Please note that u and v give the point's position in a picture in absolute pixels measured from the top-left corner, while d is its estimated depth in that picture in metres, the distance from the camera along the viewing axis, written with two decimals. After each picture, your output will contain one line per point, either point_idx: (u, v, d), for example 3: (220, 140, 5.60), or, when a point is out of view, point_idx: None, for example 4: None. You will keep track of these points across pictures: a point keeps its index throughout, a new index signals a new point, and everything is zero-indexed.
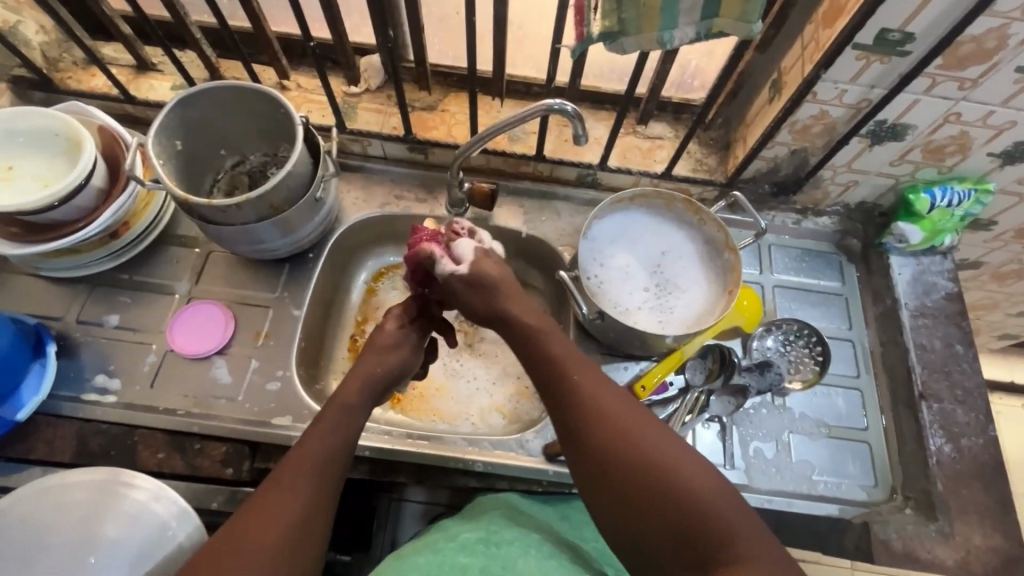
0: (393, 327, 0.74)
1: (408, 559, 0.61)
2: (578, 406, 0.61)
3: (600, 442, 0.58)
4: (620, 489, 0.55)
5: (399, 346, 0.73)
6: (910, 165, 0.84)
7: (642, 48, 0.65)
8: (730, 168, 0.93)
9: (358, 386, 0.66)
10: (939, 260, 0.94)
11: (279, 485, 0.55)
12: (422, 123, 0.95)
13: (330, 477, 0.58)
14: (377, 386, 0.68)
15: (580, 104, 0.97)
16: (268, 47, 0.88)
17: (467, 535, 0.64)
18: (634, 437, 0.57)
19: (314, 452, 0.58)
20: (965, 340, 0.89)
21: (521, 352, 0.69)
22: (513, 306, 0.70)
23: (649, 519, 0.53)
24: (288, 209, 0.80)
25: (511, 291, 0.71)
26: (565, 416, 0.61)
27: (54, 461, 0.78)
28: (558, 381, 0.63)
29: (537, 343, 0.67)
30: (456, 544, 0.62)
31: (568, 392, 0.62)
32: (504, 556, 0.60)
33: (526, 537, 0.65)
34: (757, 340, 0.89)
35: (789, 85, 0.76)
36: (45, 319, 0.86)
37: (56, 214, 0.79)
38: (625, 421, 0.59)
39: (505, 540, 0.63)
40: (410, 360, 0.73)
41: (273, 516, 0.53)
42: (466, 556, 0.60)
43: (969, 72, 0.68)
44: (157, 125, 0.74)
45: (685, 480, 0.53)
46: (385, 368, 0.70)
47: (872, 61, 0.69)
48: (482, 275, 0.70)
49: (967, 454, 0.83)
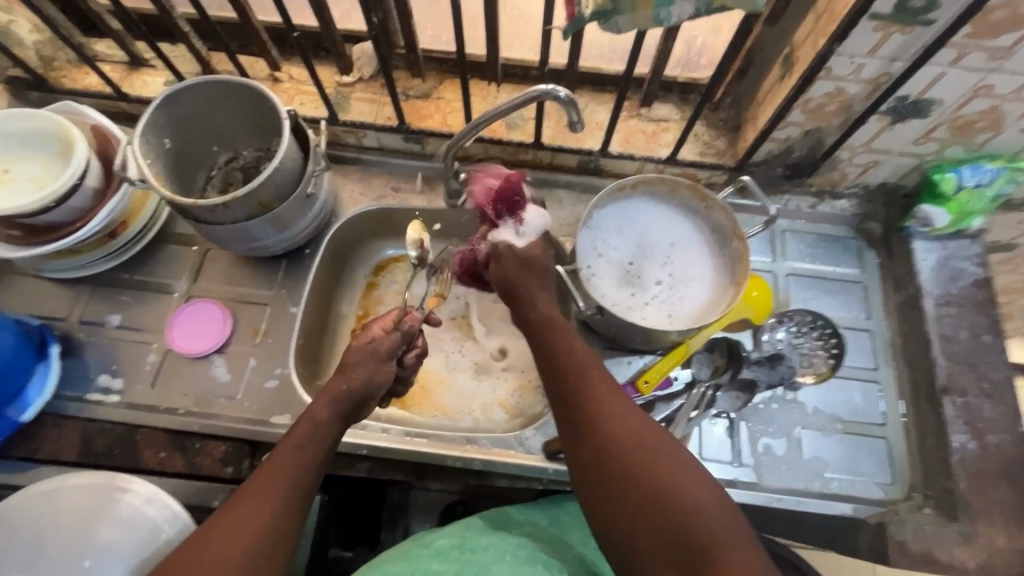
0: (363, 342, 0.70)
1: (382, 566, 0.62)
2: (580, 401, 0.59)
3: (598, 441, 0.56)
4: (613, 489, 0.54)
5: (365, 362, 0.69)
6: (936, 143, 0.78)
7: (639, 27, 0.61)
8: (740, 151, 0.88)
9: (327, 404, 0.65)
10: (968, 244, 0.88)
11: (246, 502, 0.57)
12: (417, 112, 0.92)
13: (297, 496, 0.59)
14: (348, 403, 0.67)
15: (581, 86, 0.92)
16: (257, 38, 0.86)
17: (442, 541, 0.65)
18: (634, 439, 0.55)
19: (284, 471, 0.59)
20: (994, 329, 0.84)
21: (530, 338, 0.67)
22: (535, 293, 0.70)
23: (639, 523, 0.52)
24: (277, 206, 0.78)
25: (540, 279, 0.72)
26: (567, 408, 0.60)
27: (60, 460, 0.79)
28: (563, 373, 0.62)
29: (547, 333, 0.66)
30: (430, 551, 0.63)
31: (571, 386, 0.61)
32: (478, 562, 0.61)
33: (503, 541, 0.65)
34: (767, 332, 0.85)
35: (801, 61, 0.71)
36: (49, 320, 0.87)
37: (52, 216, 0.79)
38: (627, 422, 0.57)
39: (479, 547, 0.64)
40: (378, 377, 0.69)
41: (238, 534, 0.55)
42: (441, 562, 0.62)
43: (1001, 41, 0.62)
44: (143, 124, 0.73)
45: (679, 489, 0.52)
46: (350, 386, 0.67)
47: (891, 32, 0.64)
48: (533, 254, 0.71)
49: (993, 451, 0.78)
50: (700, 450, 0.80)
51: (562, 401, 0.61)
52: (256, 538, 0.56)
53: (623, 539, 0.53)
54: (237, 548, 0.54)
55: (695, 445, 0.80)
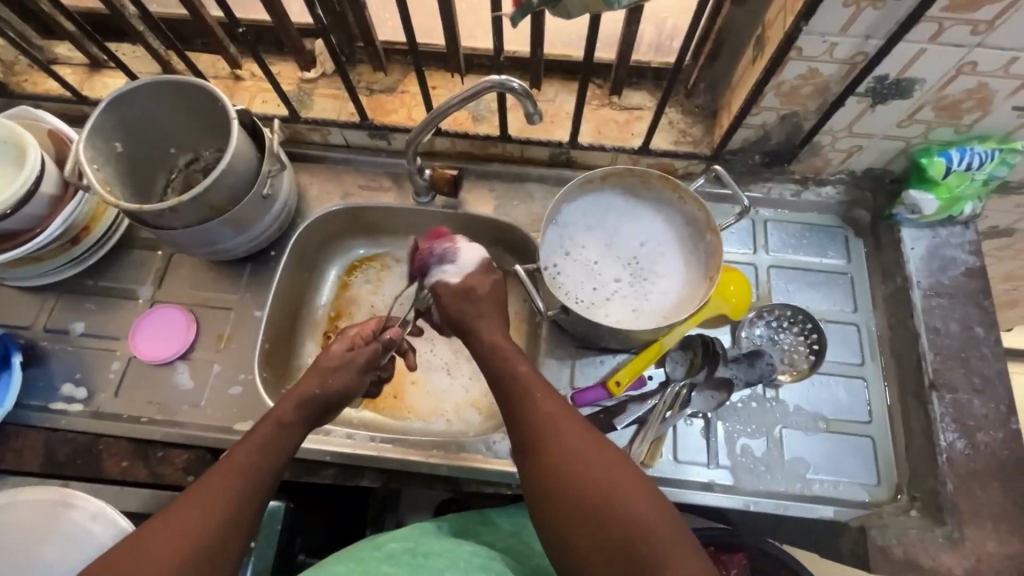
0: (341, 350, 0.70)
1: (330, 568, 0.60)
2: (539, 428, 0.57)
3: (556, 469, 0.55)
4: (571, 520, 0.52)
5: (343, 368, 0.68)
6: (922, 125, 0.74)
7: (590, 11, 0.57)
8: (716, 138, 0.84)
9: (296, 406, 0.64)
10: (960, 231, 0.83)
11: (193, 503, 0.54)
12: (381, 107, 0.89)
13: (251, 495, 0.57)
14: (319, 407, 0.66)
15: (550, 75, 0.88)
16: (212, 35, 0.83)
17: (394, 544, 0.62)
18: (593, 468, 0.54)
19: (243, 470, 0.58)
20: (987, 321, 0.80)
21: (484, 366, 0.65)
22: (485, 325, 0.68)
23: (597, 556, 0.50)
24: (232, 208, 0.76)
25: (486, 313, 0.69)
26: (524, 437, 0.58)
27: (24, 470, 0.78)
28: (520, 405, 0.60)
29: (502, 361, 0.64)
30: (382, 554, 0.61)
31: (528, 416, 0.59)
32: (430, 567, 0.60)
33: (459, 547, 0.63)
34: (746, 328, 0.82)
35: (772, 41, 0.67)
36: (13, 329, 0.86)
37: (7, 225, 0.78)
38: (587, 452, 0.55)
39: (433, 552, 0.62)
40: (355, 387, 0.69)
41: (183, 534, 0.52)
42: (392, 567, 0.59)
43: (983, 14, 0.58)
44: (89, 128, 0.71)
45: (640, 520, 0.50)
46: (324, 390, 0.66)
47: (863, 8, 0.59)
48: (474, 288, 0.69)
49: (983, 450, 0.75)
50: (675, 451, 0.77)
51: (519, 430, 0.59)
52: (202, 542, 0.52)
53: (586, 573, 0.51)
54: (177, 552, 0.51)
55: (671, 445, 0.77)
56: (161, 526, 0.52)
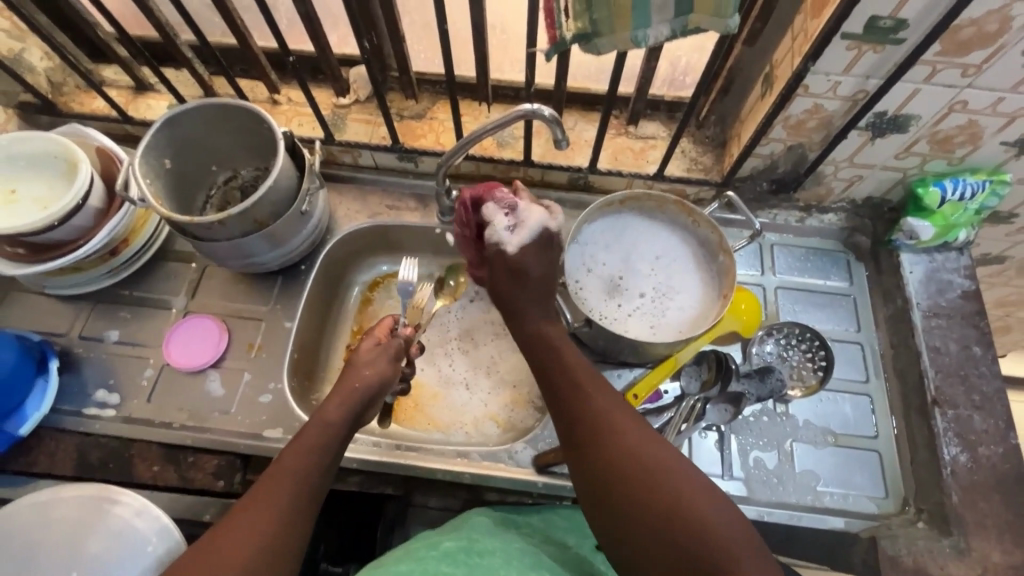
0: (371, 345, 0.77)
1: (390, 567, 0.61)
2: (584, 419, 0.62)
3: (602, 456, 0.58)
4: (618, 506, 0.56)
5: (376, 360, 0.74)
6: (918, 158, 0.80)
7: (618, 48, 0.62)
8: (725, 167, 0.89)
9: (340, 400, 0.68)
10: (955, 256, 0.89)
11: (260, 499, 0.57)
12: (411, 132, 0.94)
13: (297, 510, 0.58)
14: (362, 399, 0.70)
15: (569, 106, 0.95)
16: (256, 63, 0.89)
17: (449, 544, 0.65)
18: (637, 450, 0.57)
19: (287, 481, 0.59)
20: (983, 341, 0.84)
21: (535, 359, 0.70)
22: (532, 312, 0.72)
23: (646, 530, 0.54)
24: (272, 223, 0.80)
25: (535, 291, 0.73)
26: (568, 428, 0.63)
27: (57, 473, 0.80)
28: (563, 399, 0.64)
29: (547, 356, 0.69)
30: (438, 553, 0.63)
31: (571, 410, 0.63)
32: (486, 565, 0.62)
33: (508, 546, 0.67)
34: (756, 345, 0.86)
35: (780, 79, 0.73)
36: (49, 336, 0.88)
37: (54, 235, 0.81)
38: (629, 434, 0.59)
39: (486, 551, 0.64)
40: (389, 376, 0.74)
41: (235, 552, 0.53)
42: (449, 566, 0.61)
43: (972, 58, 0.64)
44: (144, 146, 0.77)
45: (686, 496, 0.53)
46: (363, 383, 0.71)
47: (864, 51, 0.66)
48: (524, 266, 0.71)
49: (984, 464, 0.78)
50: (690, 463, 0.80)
51: (562, 421, 0.64)
52: (252, 559, 0.53)
53: (637, 551, 0.54)
54: (259, 536, 0.54)
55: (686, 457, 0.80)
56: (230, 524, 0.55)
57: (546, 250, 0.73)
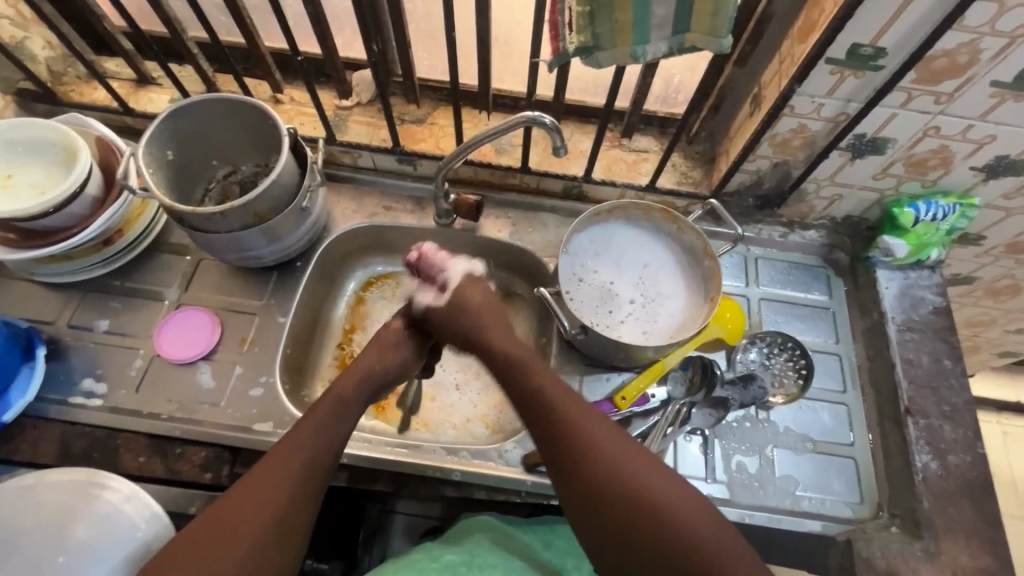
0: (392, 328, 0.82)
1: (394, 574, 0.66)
2: (562, 426, 0.65)
3: (579, 462, 0.62)
4: (593, 508, 0.60)
5: (396, 346, 0.80)
6: (894, 179, 0.84)
7: (617, 63, 0.65)
8: (715, 181, 0.93)
9: (353, 383, 0.73)
10: (928, 274, 0.93)
11: (257, 487, 0.60)
12: (412, 136, 0.97)
13: (292, 500, 0.61)
14: (378, 382, 0.76)
15: (566, 117, 0.98)
16: (261, 63, 0.91)
17: (452, 556, 0.70)
18: (623, 453, 0.62)
19: (285, 474, 0.62)
20: (953, 355, 0.88)
21: (508, 369, 0.72)
22: (493, 332, 0.76)
23: (618, 530, 0.58)
24: (273, 217, 0.81)
25: (491, 317, 0.79)
26: (551, 426, 0.66)
27: (37, 462, 0.79)
28: (547, 401, 0.67)
29: (518, 366, 0.71)
30: (440, 565, 0.68)
31: (552, 411, 0.66)
32: None
33: (508, 562, 0.71)
34: (740, 352, 0.89)
35: (767, 99, 0.77)
36: (37, 323, 0.87)
37: (50, 221, 0.80)
38: (612, 441, 0.63)
39: (487, 564, 0.69)
40: (409, 362, 0.81)
41: (234, 538, 0.57)
42: None
43: (944, 87, 0.69)
44: (148, 136, 0.78)
45: (657, 500, 0.58)
46: (383, 368, 0.77)
47: (846, 75, 0.70)
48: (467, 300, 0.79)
49: (954, 471, 0.82)
50: (675, 465, 0.82)
51: (541, 425, 0.67)
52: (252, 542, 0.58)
53: (612, 547, 0.59)
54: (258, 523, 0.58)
55: (671, 461, 0.82)
56: (229, 512, 0.59)
57: (475, 284, 0.82)
